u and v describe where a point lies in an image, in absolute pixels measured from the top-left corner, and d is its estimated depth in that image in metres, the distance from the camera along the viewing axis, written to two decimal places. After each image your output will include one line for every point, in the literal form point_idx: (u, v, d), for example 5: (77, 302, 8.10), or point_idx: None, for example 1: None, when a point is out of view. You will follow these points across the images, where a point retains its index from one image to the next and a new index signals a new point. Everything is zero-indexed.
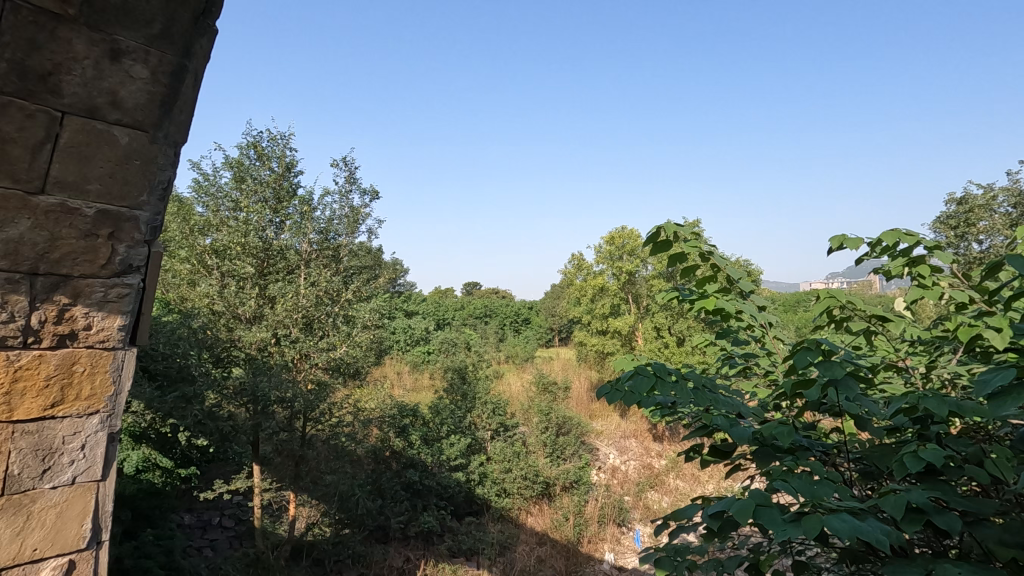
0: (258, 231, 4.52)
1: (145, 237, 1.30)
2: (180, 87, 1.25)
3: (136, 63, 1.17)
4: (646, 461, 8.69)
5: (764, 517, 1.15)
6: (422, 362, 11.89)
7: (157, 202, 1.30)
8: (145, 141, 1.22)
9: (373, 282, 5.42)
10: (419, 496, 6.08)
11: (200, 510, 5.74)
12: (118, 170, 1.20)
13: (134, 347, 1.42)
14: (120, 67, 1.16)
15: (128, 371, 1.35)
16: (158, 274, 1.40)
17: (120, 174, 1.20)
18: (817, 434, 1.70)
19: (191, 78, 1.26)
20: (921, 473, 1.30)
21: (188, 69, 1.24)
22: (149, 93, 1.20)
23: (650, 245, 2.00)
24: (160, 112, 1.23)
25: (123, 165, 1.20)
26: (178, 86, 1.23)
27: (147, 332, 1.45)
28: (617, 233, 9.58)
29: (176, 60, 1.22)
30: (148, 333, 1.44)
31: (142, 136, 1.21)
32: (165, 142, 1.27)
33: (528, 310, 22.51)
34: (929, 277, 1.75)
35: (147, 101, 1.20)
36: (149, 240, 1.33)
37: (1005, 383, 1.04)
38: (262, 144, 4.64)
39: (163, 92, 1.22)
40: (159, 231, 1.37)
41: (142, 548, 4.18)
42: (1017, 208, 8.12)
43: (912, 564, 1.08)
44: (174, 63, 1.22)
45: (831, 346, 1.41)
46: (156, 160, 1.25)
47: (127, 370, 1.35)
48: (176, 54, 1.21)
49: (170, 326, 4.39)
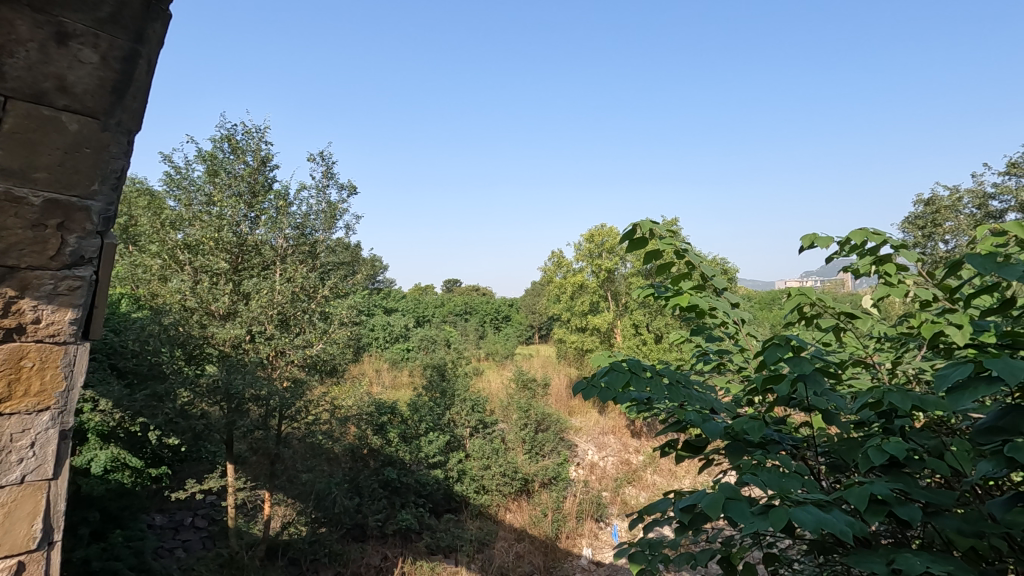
0: (232, 226, 4.44)
1: (98, 228, 1.26)
2: (133, 72, 1.21)
3: (85, 46, 1.14)
4: (624, 457, 8.79)
5: (733, 510, 1.17)
6: (401, 360, 11.80)
7: (109, 191, 1.26)
8: (96, 128, 1.19)
9: (352, 279, 5.37)
10: (398, 493, 6.04)
11: (172, 510, 5.62)
12: (68, 159, 1.16)
13: (88, 341, 1.39)
14: (68, 50, 1.12)
15: (80, 366, 1.32)
16: (112, 267, 1.36)
17: (70, 162, 1.17)
18: (787, 428, 1.73)
19: (145, 65, 1.23)
20: (886, 467, 1.34)
21: (142, 54, 1.21)
22: (100, 79, 1.17)
23: (627, 242, 2.02)
24: (111, 99, 1.19)
25: (73, 153, 1.17)
26: (131, 71, 1.20)
27: (102, 326, 1.40)
28: (597, 230, 9.62)
29: (128, 45, 1.19)
30: (102, 326, 1.41)
31: (93, 123, 1.18)
32: (118, 129, 1.24)
33: (508, 308, 22.63)
34: (894, 275, 1.79)
35: (98, 86, 1.17)
36: (102, 231, 1.30)
37: (963, 378, 1.07)
38: (236, 138, 4.54)
39: (114, 78, 1.18)
40: (113, 222, 1.33)
41: (111, 550, 4.08)
42: (981, 210, 8.41)
43: (875, 555, 1.11)
44: (125, 48, 1.18)
45: (800, 343, 1.44)
46: (108, 148, 1.21)
47: (79, 364, 1.32)
48: (128, 40, 1.18)
49: (140, 323, 4.26)
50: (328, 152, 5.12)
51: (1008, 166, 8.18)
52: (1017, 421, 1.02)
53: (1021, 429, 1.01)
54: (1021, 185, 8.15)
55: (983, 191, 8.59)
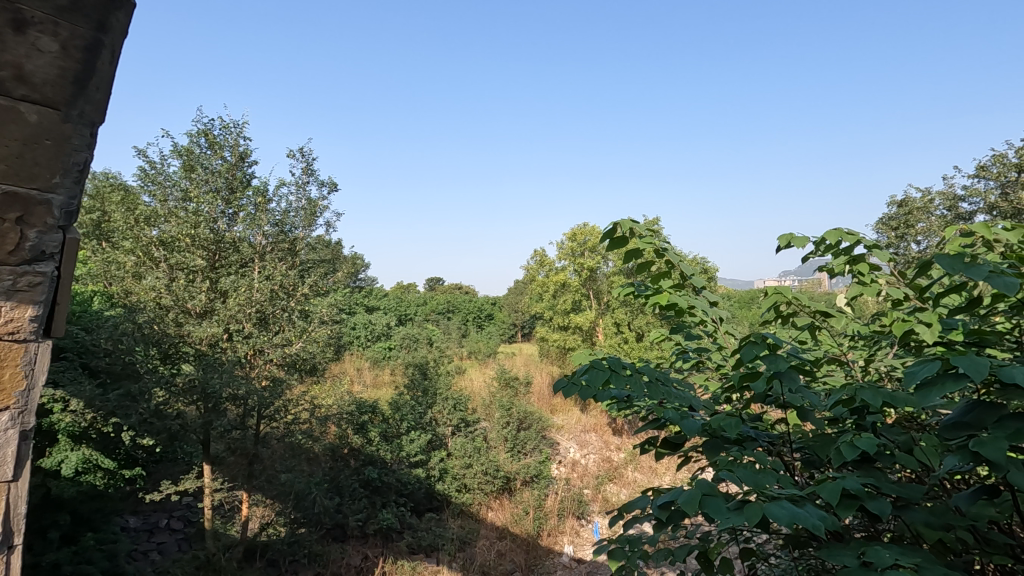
0: (209, 222, 4.37)
1: (59, 222, 1.23)
2: (96, 63, 1.17)
3: (43, 35, 1.10)
4: (605, 454, 8.85)
5: (709, 507, 1.18)
6: (383, 358, 11.72)
7: (72, 184, 1.23)
8: (57, 120, 1.16)
9: (332, 277, 5.32)
10: (379, 493, 6.00)
11: (146, 512, 5.51)
12: (27, 151, 1.13)
13: (50, 339, 1.35)
14: (25, 38, 1.09)
15: (42, 365, 1.29)
16: (76, 263, 1.32)
17: (29, 155, 1.14)
18: (763, 425, 1.76)
19: (109, 55, 1.19)
20: (858, 462, 1.37)
21: (104, 45, 1.16)
22: (60, 69, 1.13)
23: (607, 240, 2.03)
24: (73, 90, 1.15)
25: (32, 145, 1.14)
26: (94, 62, 1.15)
27: (66, 321, 1.37)
28: (579, 229, 9.65)
29: (91, 34, 1.14)
30: (64, 323, 1.37)
31: (53, 114, 1.15)
32: (81, 121, 1.20)
33: (491, 306, 22.66)
34: (867, 274, 1.83)
35: (58, 76, 1.13)
36: (65, 225, 1.26)
37: (930, 374, 1.10)
38: (213, 132, 4.46)
39: (76, 69, 1.15)
40: (76, 216, 1.30)
41: (82, 554, 4.00)
42: (951, 212, 8.64)
43: (847, 548, 1.14)
44: (87, 38, 1.14)
45: (776, 341, 1.46)
46: (70, 141, 1.18)
47: (41, 364, 1.28)
48: (90, 29, 1.13)
49: (113, 321, 4.16)
50: (308, 148, 5.07)
51: (977, 169, 8.42)
52: (982, 416, 1.05)
53: (985, 424, 1.04)
54: (989, 188, 8.39)
55: (954, 194, 8.82)
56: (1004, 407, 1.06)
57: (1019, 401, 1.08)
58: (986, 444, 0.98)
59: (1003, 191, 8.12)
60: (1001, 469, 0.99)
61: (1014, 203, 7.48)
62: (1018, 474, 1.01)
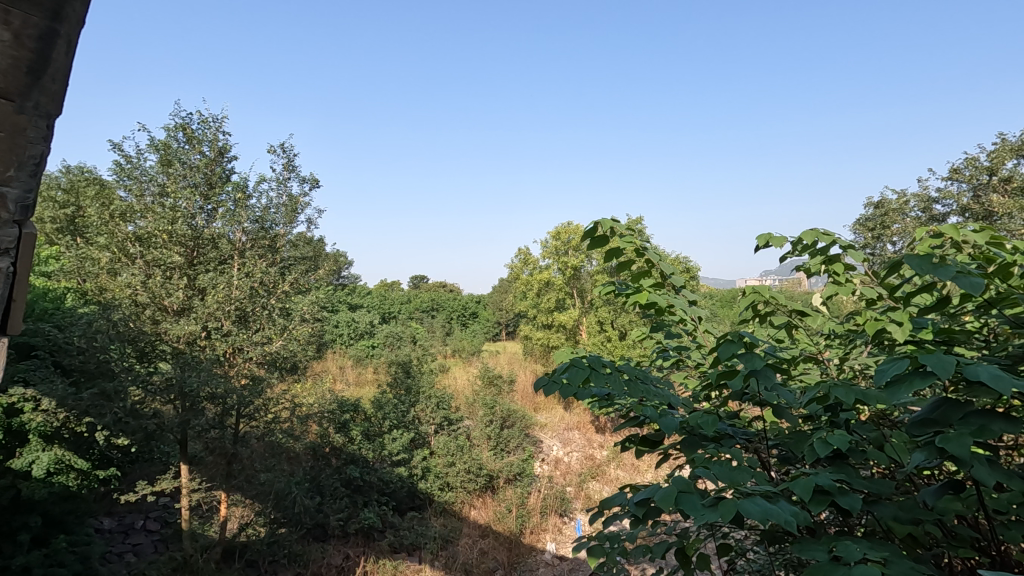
0: (187, 218, 4.29)
1: (15, 217, 1.19)
2: (50, 52, 1.17)
3: None
4: (589, 452, 8.89)
5: (685, 503, 1.20)
6: (366, 357, 11.65)
7: (28, 177, 1.20)
8: (10, 111, 1.13)
9: (314, 274, 5.27)
10: (360, 492, 5.96)
11: (121, 513, 5.40)
12: None
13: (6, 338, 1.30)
14: None
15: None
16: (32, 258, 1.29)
17: None
18: (741, 422, 1.78)
19: (65, 45, 1.19)
20: (831, 458, 1.39)
21: (60, 34, 1.17)
22: (13, 59, 1.11)
23: (588, 239, 2.04)
24: (27, 80, 1.14)
25: None
26: (48, 52, 1.15)
27: (21, 320, 1.32)
28: (563, 228, 9.68)
29: (45, 23, 1.14)
30: (22, 322, 1.33)
31: (6, 105, 1.12)
32: (36, 113, 1.18)
33: (475, 304, 22.67)
34: (842, 274, 1.87)
35: (11, 66, 1.11)
36: (21, 220, 1.22)
37: (899, 372, 1.12)
38: (191, 127, 4.39)
39: (29, 58, 1.13)
40: (32, 211, 1.25)
41: (54, 556, 3.93)
42: (926, 213, 8.84)
43: (818, 543, 1.16)
44: (42, 27, 1.14)
45: (752, 338, 1.48)
46: (25, 132, 1.16)
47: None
48: (44, 18, 1.14)
49: (87, 318, 4.06)
50: (290, 144, 5.01)
51: (950, 171, 8.61)
52: (948, 413, 1.08)
53: (951, 421, 1.06)
54: (962, 190, 8.59)
55: (928, 196, 9.02)
56: (969, 404, 1.08)
57: (984, 398, 1.10)
58: (952, 440, 1.00)
59: (975, 194, 8.33)
60: (965, 465, 1.01)
61: (986, 205, 7.67)
62: (982, 469, 1.03)
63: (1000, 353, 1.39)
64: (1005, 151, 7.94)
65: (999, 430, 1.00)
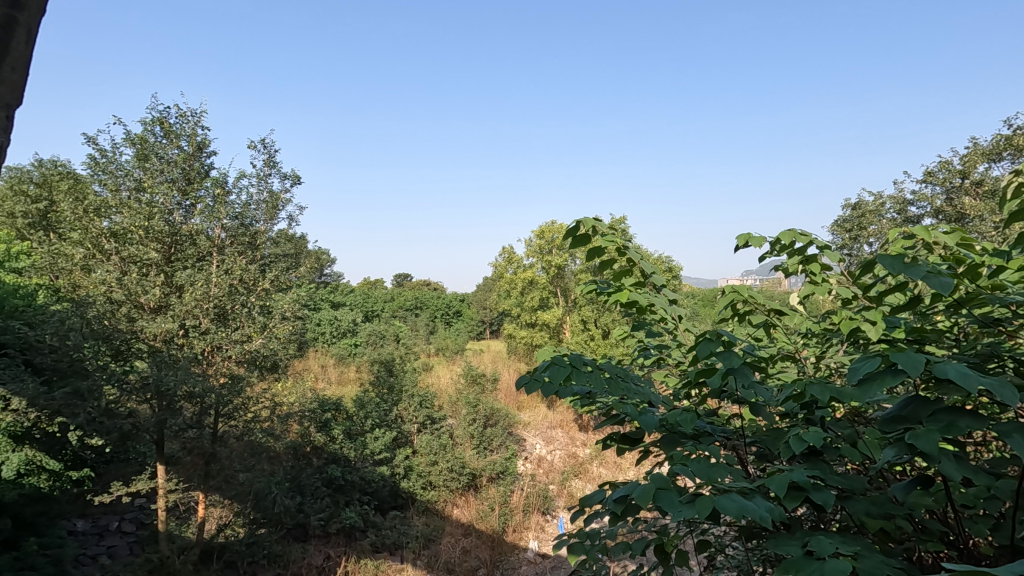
0: (164, 214, 4.22)
1: None
2: (10, 39, 1.15)
3: None
4: (571, 450, 8.93)
5: (663, 500, 1.21)
6: (348, 355, 11.55)
7: None
8: None
9: (295, 272, 5.22)
10: (342, 491, 5.90)
11: (95, 514, 5.29)
12: None
13: None
14: None
15: None
16: None
17: None
18: (719, 419, 1.81)
19: (25, 34, 1.19)
20: (806, 455, 1.42)
21: (19, 21, 1.16)
22: None
23: (571, 238, 2.06)
24: None
25: None
26: (7, 37, 1.14)
27: None
28: (547, 226, 9.70)
29: (5, 11, 1.14)
30: None
31: None
32: None
33: (459, 302, 22.65)
34: (819, 274, 1.90)
35: None
36: None
37: (872, 370, 1.15)
38: (169, 121, 4.31)
39: None
40: None
41: (24, 560, 3.83)
42: (902, 215, 9.03)
43: (792, 538, 1.17)
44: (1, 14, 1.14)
45: (731, 337, 1.49)
46: None
47: None
48: (3, 5, 1.14)
49: (60, 316, 3.96)
50: (270, 140, 4.95)
51: (925, 174, 8.82)
52: (917, 410, 1.11)
53: (920, 417, 1.09)
54: (936, 193, 8.78)
55: (903, 198, 9.23)
56: (939, 402, 1.11)
57: (955, 396, 1.13)
58: (921, 436, 1.02)
59: (948, 197, 8.53)
60: (934, 460, 1.04)
61: (958, 208, 7.87)
62: (949, 464, 1.05)
63: (969, 352, 1.42)
64: (976, 155, 8.15)
65: (966, 426, 1.02)
